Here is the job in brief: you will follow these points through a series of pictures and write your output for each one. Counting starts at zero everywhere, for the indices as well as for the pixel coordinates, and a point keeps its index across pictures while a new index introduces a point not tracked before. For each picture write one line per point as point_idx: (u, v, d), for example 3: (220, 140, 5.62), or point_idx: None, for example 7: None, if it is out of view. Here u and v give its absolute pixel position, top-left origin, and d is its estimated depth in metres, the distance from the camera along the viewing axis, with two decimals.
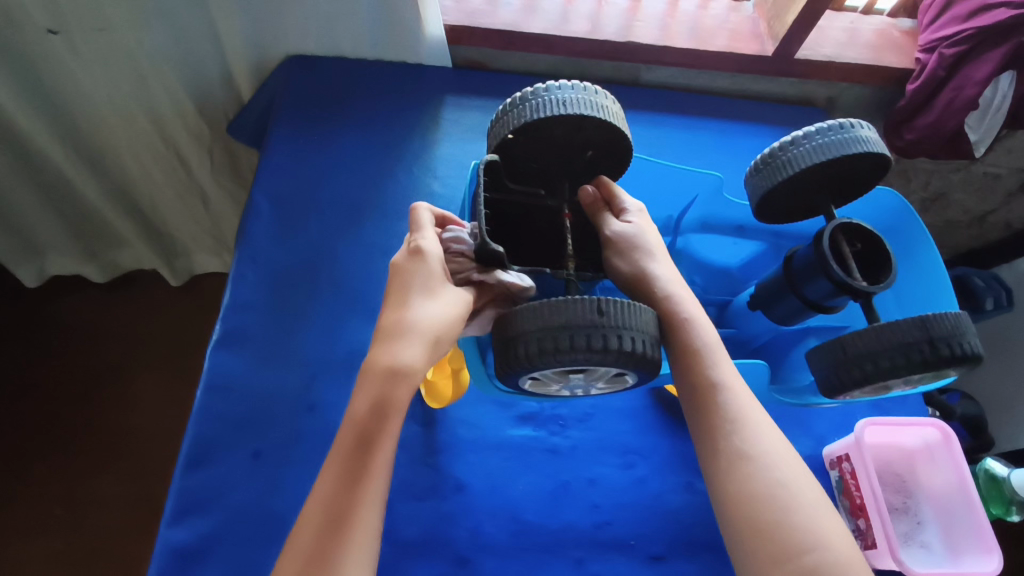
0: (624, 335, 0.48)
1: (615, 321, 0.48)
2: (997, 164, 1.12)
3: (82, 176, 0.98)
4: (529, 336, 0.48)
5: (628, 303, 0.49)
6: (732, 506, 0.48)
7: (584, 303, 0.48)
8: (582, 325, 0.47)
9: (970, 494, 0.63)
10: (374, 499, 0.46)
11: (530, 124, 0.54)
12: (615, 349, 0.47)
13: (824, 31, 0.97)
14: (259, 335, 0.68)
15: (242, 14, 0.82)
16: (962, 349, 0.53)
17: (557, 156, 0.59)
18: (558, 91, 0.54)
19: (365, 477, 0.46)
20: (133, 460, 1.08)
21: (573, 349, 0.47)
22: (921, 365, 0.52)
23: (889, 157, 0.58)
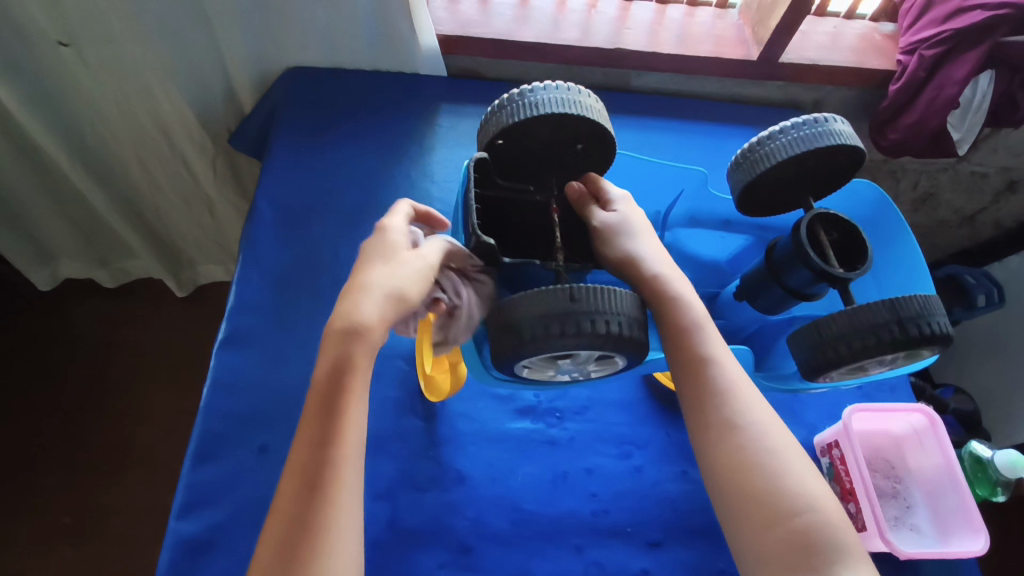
0: (597, 318, 0.49)
1: (589, 306, 0.50)
2: (982, 163, 1.15)
3: (90, 187, 1.01)
4: (511, 327, 0.50)
5: (604, 287, 0.51)
6: (723, 477, 0.50)
7: (557, 291, 0.50)
8: (556, 312, 0.49)
9: (957, 477, 0.65)
10: (347, 500, 0.44)
11: (509, 128, 0.57)
12: (588, 332, 0.49)
13: (807, 36, 1.00)
14: (263, 334, 0.71)
15: (244, 29, 0.85)
16: (931, 329, 0.54)
17: (542, 158, 0.61)
18: (540, 93, 0.57)
19: (332, 484, 0.43)
20: (141, 468, 1.10)
21: (548, 336, 0.49)
22: (892, 345, 0.54)
23: (861, 148, 0.60)
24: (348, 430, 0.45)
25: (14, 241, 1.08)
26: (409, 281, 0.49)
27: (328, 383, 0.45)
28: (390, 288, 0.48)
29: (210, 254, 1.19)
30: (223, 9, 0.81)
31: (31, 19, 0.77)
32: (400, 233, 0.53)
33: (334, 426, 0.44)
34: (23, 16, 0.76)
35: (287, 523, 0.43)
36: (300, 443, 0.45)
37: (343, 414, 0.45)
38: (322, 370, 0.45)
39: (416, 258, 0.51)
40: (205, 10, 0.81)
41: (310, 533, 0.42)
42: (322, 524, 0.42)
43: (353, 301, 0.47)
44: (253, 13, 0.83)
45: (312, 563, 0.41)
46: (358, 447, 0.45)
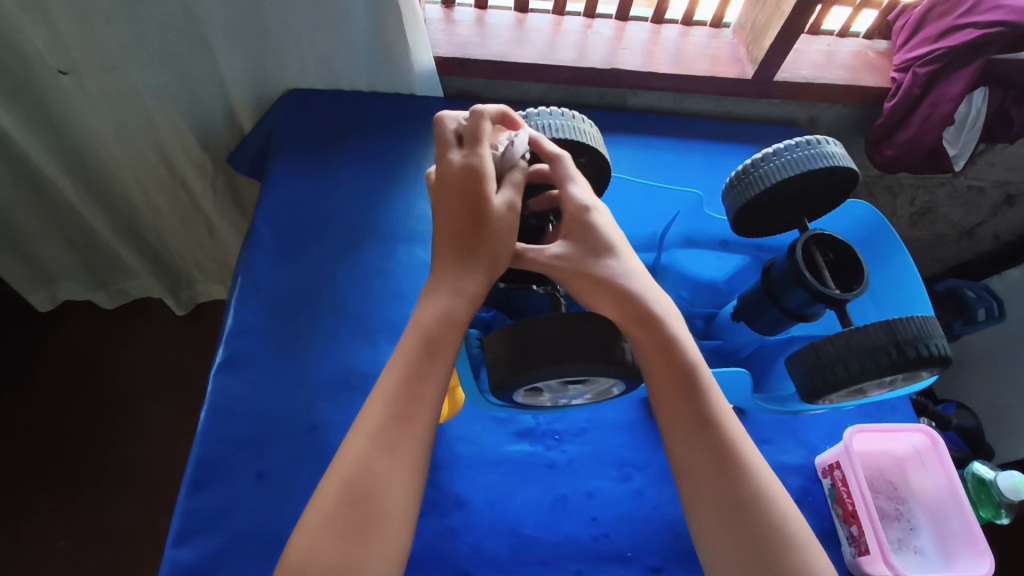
0: (557, 349, 0.52)
1: (546, 337, 0.52)
2: (979, 177, 1.15)
3: (89, 209, 1.01)
4: (498, 361, 0.53)
5: (560, 317, 0.54)
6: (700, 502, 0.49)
7: (515, 328, 0.53)
8: (516, 349, 0.53)
9: (959, 496, 0.65)
10: (425, 436, 0.50)
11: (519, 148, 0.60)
12: (553, 364, 0.52)
13: (802, 54, 1.01)
14: (261, 358, 0.70)
15: (242, 52, 0.85)
16: (928, 351, 0.54)
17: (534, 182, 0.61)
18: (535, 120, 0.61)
19: (417, 417, 0.50)
20: (139, 490, 1.09)
21: (517, 373, 0.52)
22: (890, 367, 0.54)
23: (855, 169, 0.60)
24: (439, 371, 0.52)
25: (12, 265, 1.08)
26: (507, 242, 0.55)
27: (437, 326, 0.52)
28: (491, 257, 0.54)
29: (209, 273, 1.19)
30: (222, 34, 0.82)
31: (29, 45, 0.77)
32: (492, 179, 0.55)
33: (429, 365, 0.51)
34: (22, 43, 0.77)
35: (368, 442, 0.48)
36: (394, 371, 0.51)
37: (439, 355, 0.52)
38: (432, 316, 0.53)
39: (511, 216, 0.55)
40: (203, 35, 0.82)
41: (384, 466, 0.47)
42: (398, 451, 0.48)
43: (459, 276, 0.54)
44: (252, 37, 0.83)
45: (384, 485, 0.47)
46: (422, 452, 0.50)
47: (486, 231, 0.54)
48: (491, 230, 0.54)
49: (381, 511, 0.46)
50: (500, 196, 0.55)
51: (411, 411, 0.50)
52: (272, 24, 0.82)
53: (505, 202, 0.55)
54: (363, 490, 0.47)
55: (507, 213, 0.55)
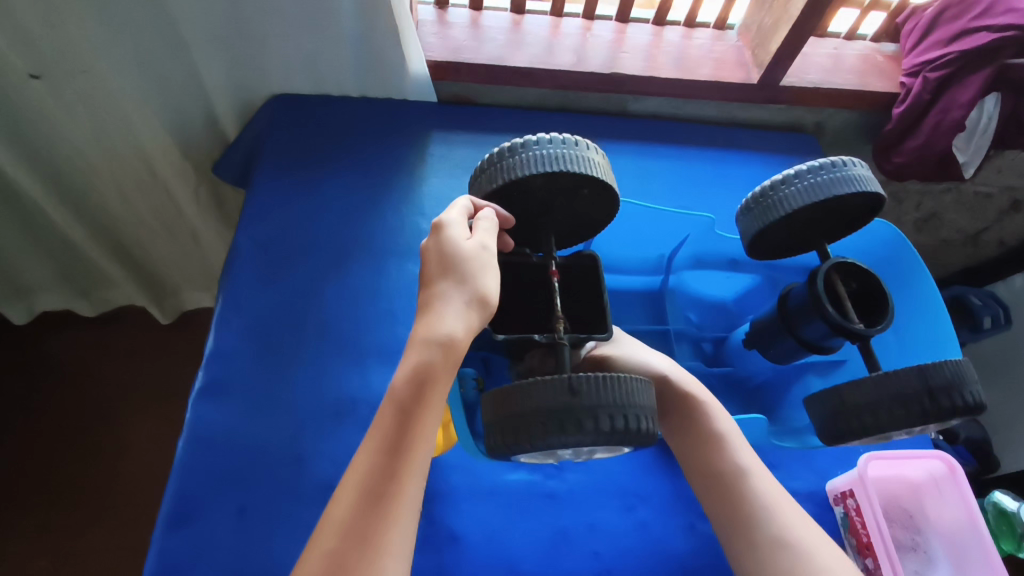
0: (599, 414, 0.45)
1: (593, 399, 0.45)
2: (987, 183, 1.12)
3: (67, 220, 0.97)
4: (508, 417, 0.46)
5: (611, 376, 0.46)
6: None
7: (555, 383, 0.45)
8: (552, 409, 0.45)
9: (980, 529, 0.61)
10: (407, 521, 0.43)
11: (514, 181, 0.52)
12: (593, 430, 0.44)
13: (808, 58, 0.97)
14: (245, 383, 0.66)
15: (224, 56, 0.81)
16: (963, 400, 0.51)
17: (542, 214, 0.57)
18: (537, 147, 0.53)
19: (396, 497, 0.43)
20: (121, 507, 1.05)
21: (545, 435, 0.45)
22: (921, 417, 0.51)
23: (881, 194, 0.57)
24: (418, 446, 0.44)
25: None
26: (486, 279, 0.49)
27: (409, 393, 0.45)
28: (470, 298, 0.47)
29: (195, 281, 1.15)
30: (202, 36, 0.78)
31: None
32: (458, 225, 0.51)
33: (405, 437, 0.44)
34: None
35: (342, 530, 0.42)
36: (369, 446, 0.44)
37: (415, 427, 0.44)
38: (402, 378, 0.45)
39: (485, 255, 0.50)
40: (183, 37, 0.77)
41: (364, 547, 0.41)
42: (376, 541, 0.42)
43: (432, 322, 0.46)
44: (235, 41, 0.79)
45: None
46: (406, 536, 0.43)
47: (455, 266, 0.48)
48: (461, 268, 0.48)
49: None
50: (473, 239, 0.50)
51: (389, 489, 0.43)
52: (256, 26, 0.78)
53: (477, 243, 0.50)
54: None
55: (479, 253, 0.50)
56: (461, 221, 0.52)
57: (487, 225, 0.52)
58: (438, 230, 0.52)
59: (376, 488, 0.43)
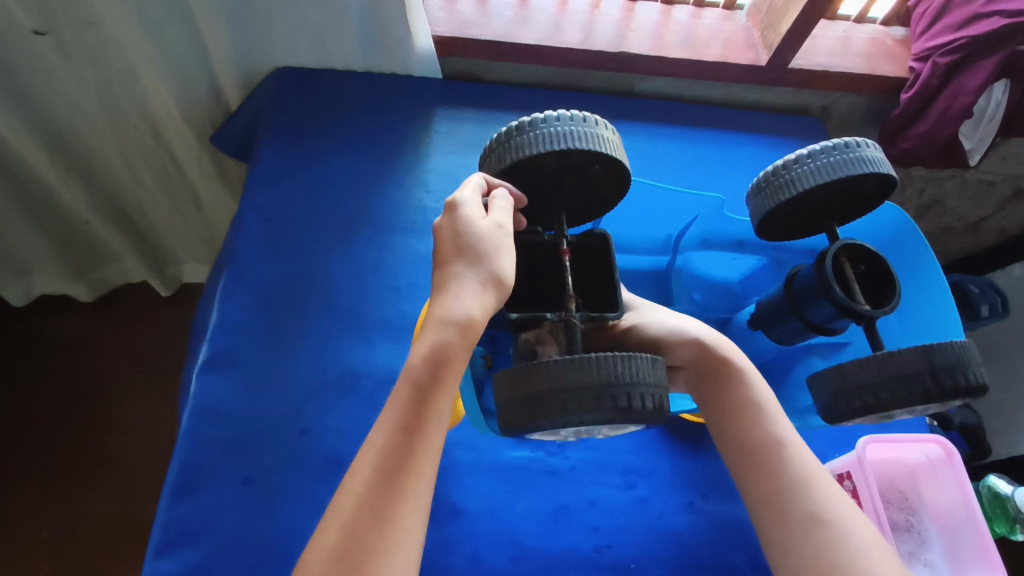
0: (612, 392, 0.45)
1: (606, 378, 0.45)
2: (991, 171, 1.11)
3: (70, 187, 0.96)
4: (520, 397, 0.46)
5: (625, 355, 0.46)
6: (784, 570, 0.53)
7: (569, 363, 0.46)
8: (566, 388, 0.45)
9: (974, 511, 0.62)
10: (420, 498, 0.44)
11: (524, 160, 0.52)
12: (607, 408, 0.45)
13: (817, 40, 0.96)
14: (249, 357, 0.67)
15: (229, 24, 0.80)
16: (965, 380, 0.51)
17: (553, 191, 0.57)
18: (546, 126, 0.52)
19: (410, 474, 0.43)
20: (122, 478, 1.06)
21: (558, 413, 0.45)
22: (924, 397, 0.51)
23: (893, 176, 0.57)
24: (430, 424, 0.45)
25: None
26: (503, 261, 0.48)
27: (427, 371, 0.45)
28: (488, 277, 0.47)
29: (195, 253, 1.15)
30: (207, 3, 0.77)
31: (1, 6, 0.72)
32: (472, 204, 0.51)
33: (421, 415, 0.44)
34: None
35: (351, 500, 0.43)
36: (384, 423, 0.45)
37: (431, 405, 0.45)
38: (421, 356, 0.45)
39: (501, 236, 0.49)
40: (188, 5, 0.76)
41: (379, 516, 0.42)
42: (391, 516, 0.42)
43: (448, 303, 0.46)
44: (241, 9, 0.78)
45: (377, 551, 0.41)
46: (418, 512, 0.44)
47: (470, 247, 0.48)
48: (478, 248, 0.48)
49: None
50: (488, 218, 0.50)
51: (402, 467, 0.43)
52: None
53: (493, 223, 0.50)
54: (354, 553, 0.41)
55: (496, 233, 0.49)
56: (475, 199, 0.52)
57: (503, 205, 0.51)
58: (453, 209, 0.51)
59: (389, 466, 0.43)
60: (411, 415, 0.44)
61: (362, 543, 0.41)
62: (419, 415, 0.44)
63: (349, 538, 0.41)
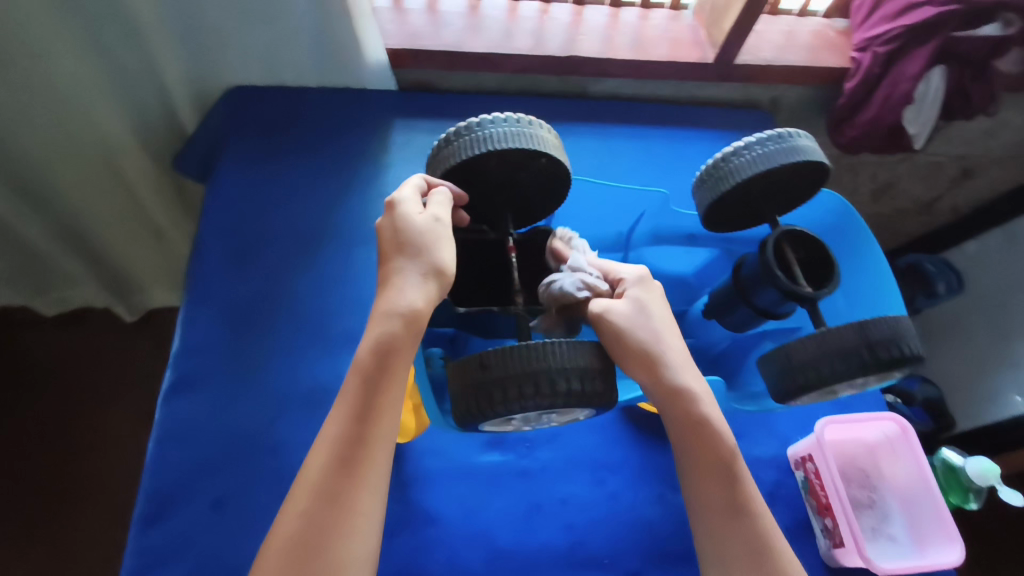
0: (548, 377, 0.47)
1: (544, 365, 0.47)
2: (939, 153, 1.15)
3: (24, 219, 0.93)
4: (460, 392, 0.49)
5: (561, 343, 0.49)
6: (711, 509, 0.51)
7: (508, 353, 0.48)
8: (506, 378, 0.47)
9: (930, 484, 0.65)
10: (377, 484, 0.45)
11: (466, 161, 0.53)
12: (547, 393, 0.47)
13: (761, 35, 0.99)
14: (214, 378, 0.67)
15: (177, 45, 0.79)
16: (900, 352, 0.54)
17: (499, 192, 0.58)
18: (485, 127, 0.54)
19: (364, 462, 0.45)
20: (98, 509, 1.05)
21: (500, 401, 0.47)
22: (862, 369, 0.53)
23: (827, 163, 0.59)
24: (383, 416, 0.46)
25: None
26: (441, 252, 0.50)
27: (374, 363, 0.46)
28: (429, 271, 0.49)
29: (160, 278, 1.14)
30: (157, 26, 0.76)
31: None
32: (410, 201, 0.52)
33: (371, 405, 0.46)
34: None
35: (316, 518, 0.44)
36: (338, 416, 0.46)
37: (380, 395, 0.46)
38: (366, 349, 0.47)
39: (439, 228, 0.51)
40: (139, 28, 0.76)
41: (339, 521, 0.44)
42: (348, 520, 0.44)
43: (392, 296, 0.48)
44: (189, 31, 0.78)
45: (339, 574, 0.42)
46: (373, 512, 0.45)
47: (410, 241, 0.50)
48: (415, 241, 0.50)
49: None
50: (426, 213, 0.51)
51: (359, 459, 0.45)
52: (210, 18, 0.77)
53: (430, 217, 0.51)
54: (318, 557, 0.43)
55: (434, 226, 0.51)
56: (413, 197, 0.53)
57: (441, 199, 0.53)
58: (391, 208, 0.52)
59: (347, 456, 0.45)
60: (368, 405, 0.46)
61: (323, 550, 0.43)
62: (375, 406, 0.46)
63: (311, 556, 0.42)
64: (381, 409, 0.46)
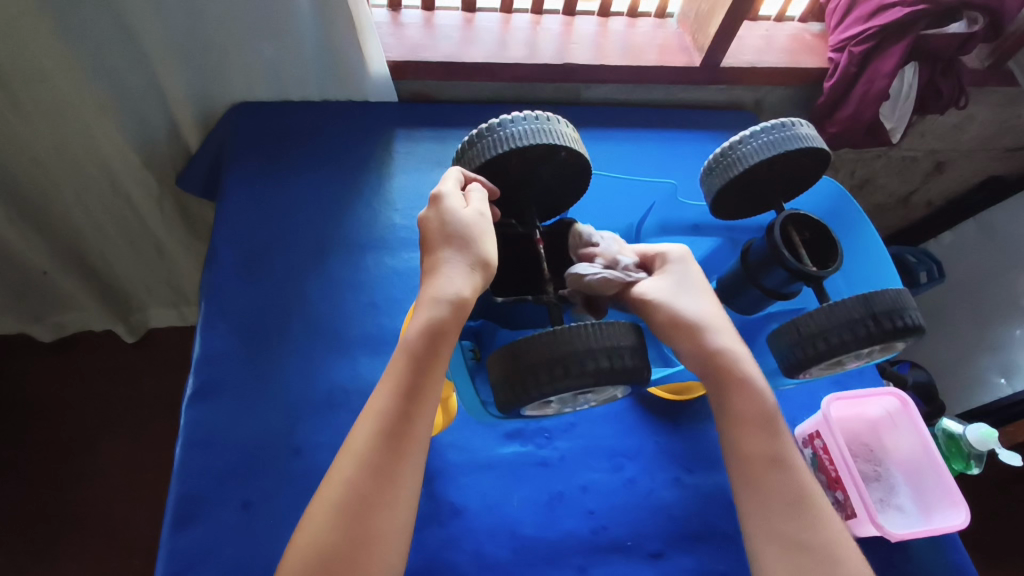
0: (589, 356, 0.49)
1: (582, 345, 0.50)
2: (914, 147, 1.20)
3: (26, 241, 0.94)
4: (500, 378, 0.51)
5: (596, 323, 0.51)
6: (754, 503, 0.53)
7: (548, 337, 0.50)
8: (547, 360, 0.49)
9: (933, 454, 0.68)
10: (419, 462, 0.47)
11: (494, 159, 0.57)
12: (589, 372, 0.49)
13: (743, 40, 1.03)
14: (235, 384, 0.67)
15: (181, 63, 0.81)
16: (903, 322, 0.57)
17: (522, 188, 0.61)
18: (508, 126, 0.57)
19: (409, 438, 0.47)
20: (103, 533, 1.04)
21: (543, 383, 0.49)
22: (869, 339, 0.57)
23: (827, 150, 0.63)
24: (429, 394, 0.48)
25: None
26: (485, 245, 0.52)
27: (422, 344, 0.48)
28: (475, 262, 0.51)
29: (161, 297, 1.14)
30: (163, 47, 0.78)
31: None
32: (454, 195, 0.54)
33: (419, 382, 0.48)
34: None
35: (361, 503, 0.45)
36: (385, 391, 0.48)
37: (427, 374, 0.48)
38: (415, 332, 0.49)
39: (484, 222, 0.53)
40: (143, 47, 0.77)
41: (377, 501, 0.46)
42: (387, 501, 0.46)
43: (440, 284, 0.50)
44: (194, 50, 0.80)
45: None
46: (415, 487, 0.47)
47: (458, 234, 0.52)
48: (462, 235, 0.52)
49: (373, 560, 0.44)
50: (470, 208, 0.54)
51: (405, 434, 0.47)
52: (214, 36, 0.79)
53: (475, 211, 0.53)
54: (358, 536, 0.44)
55: (478, 220, 0.53)
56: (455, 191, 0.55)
57: (484, 194, 0.55)
58: (436, 201, 0.55)
59: (394, 430, 0.47)
60: (415, 382, 0.48)
61: (371, 530, 0.45)
62: (422, 384, 0.48)
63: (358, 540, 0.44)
64: (428, 388, 0.48)
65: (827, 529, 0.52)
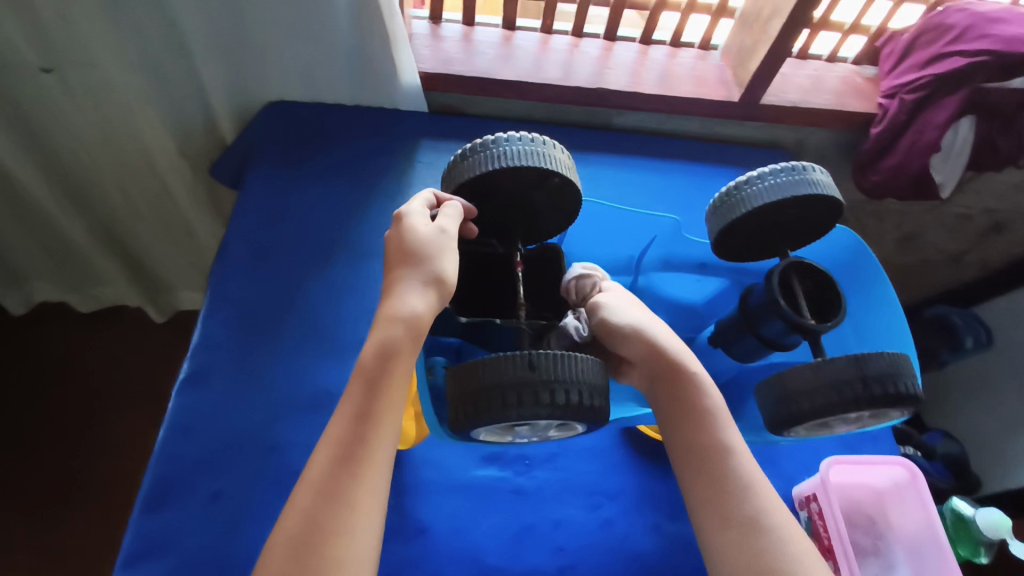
0: (555, 388, 0.48)
1: (547, 375, 0.49)
2: (968, 205, 1.13)
3: (67, 214, 0.99)
4: (459, 396, 0.50)
5: (564, 354, 0.50)
6: (699, 491, 0.52)
7: (515, 358, 0.49)
8: (511, 382, 0.48)
9: (938, 533, 0.63)
10: (377, 485, 0.47)
11: (484, 175, 0.56)
12: (550, 404, 0.48)
13: (788, 78, 1.00)
14: (225, 374, 0.68)
15: (222, 59, 0.84)
16: (897, 389, 0.53)
17: (512, 208, 0.61)
18: (505, 143, 0.57)
19: (365, 459, 0.46)
20: (106, 502, 1.07)
21: (503, 407, 0.48)
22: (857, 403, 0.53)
23: (840, 199, 0.60)
24: (384, 417, 0.48)
25: None
26: (444, 261, 0.52)
27: (376, 366, 0.48)
28: (428, 278, 0.51)
29: (189, 280, 1.18)
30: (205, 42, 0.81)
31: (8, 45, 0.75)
32: (417, 215, 0.55)
33: (374, 404, 0.48)
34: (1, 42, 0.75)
35: (305, 511, 0.45)
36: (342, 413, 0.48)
37: (382, 397, 0.48)
38: (369, 354, 0.49)
39: (444, 239, 0.53)
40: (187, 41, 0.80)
41: (322, 513, 0.45)
42: (336, 518, 0.45)
43: (394, 302, 0.50)
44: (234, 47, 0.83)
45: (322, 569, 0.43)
46: (374, 507, 0.46)
47: (414, 252, 0.52)
48: (419, 252, 0.52)
49: None
50: (432, 225, 0.54)
51: (364, 454, 0.46)
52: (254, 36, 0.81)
53: (435, 228, 0.54)
54: (297, 545, 0.44)
55: (438, 236, 0.53)
56: (422, 211, 0.56)
57: (450, 212, 0.56)
58: (401, 221, 0.56)
59: (348, 449, 0.46)
60: (367, 405, 0.48)
61: (319, 544, 0.44)
62: (374, 407, 0.48)
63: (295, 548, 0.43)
64: (382, 411, 0.48)
65: (775, 513, 0.50)
